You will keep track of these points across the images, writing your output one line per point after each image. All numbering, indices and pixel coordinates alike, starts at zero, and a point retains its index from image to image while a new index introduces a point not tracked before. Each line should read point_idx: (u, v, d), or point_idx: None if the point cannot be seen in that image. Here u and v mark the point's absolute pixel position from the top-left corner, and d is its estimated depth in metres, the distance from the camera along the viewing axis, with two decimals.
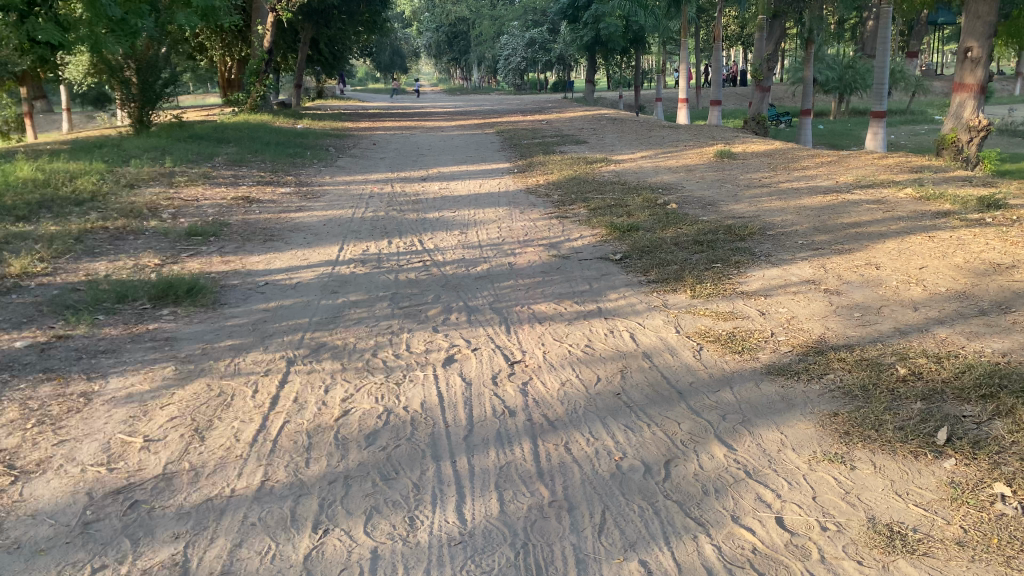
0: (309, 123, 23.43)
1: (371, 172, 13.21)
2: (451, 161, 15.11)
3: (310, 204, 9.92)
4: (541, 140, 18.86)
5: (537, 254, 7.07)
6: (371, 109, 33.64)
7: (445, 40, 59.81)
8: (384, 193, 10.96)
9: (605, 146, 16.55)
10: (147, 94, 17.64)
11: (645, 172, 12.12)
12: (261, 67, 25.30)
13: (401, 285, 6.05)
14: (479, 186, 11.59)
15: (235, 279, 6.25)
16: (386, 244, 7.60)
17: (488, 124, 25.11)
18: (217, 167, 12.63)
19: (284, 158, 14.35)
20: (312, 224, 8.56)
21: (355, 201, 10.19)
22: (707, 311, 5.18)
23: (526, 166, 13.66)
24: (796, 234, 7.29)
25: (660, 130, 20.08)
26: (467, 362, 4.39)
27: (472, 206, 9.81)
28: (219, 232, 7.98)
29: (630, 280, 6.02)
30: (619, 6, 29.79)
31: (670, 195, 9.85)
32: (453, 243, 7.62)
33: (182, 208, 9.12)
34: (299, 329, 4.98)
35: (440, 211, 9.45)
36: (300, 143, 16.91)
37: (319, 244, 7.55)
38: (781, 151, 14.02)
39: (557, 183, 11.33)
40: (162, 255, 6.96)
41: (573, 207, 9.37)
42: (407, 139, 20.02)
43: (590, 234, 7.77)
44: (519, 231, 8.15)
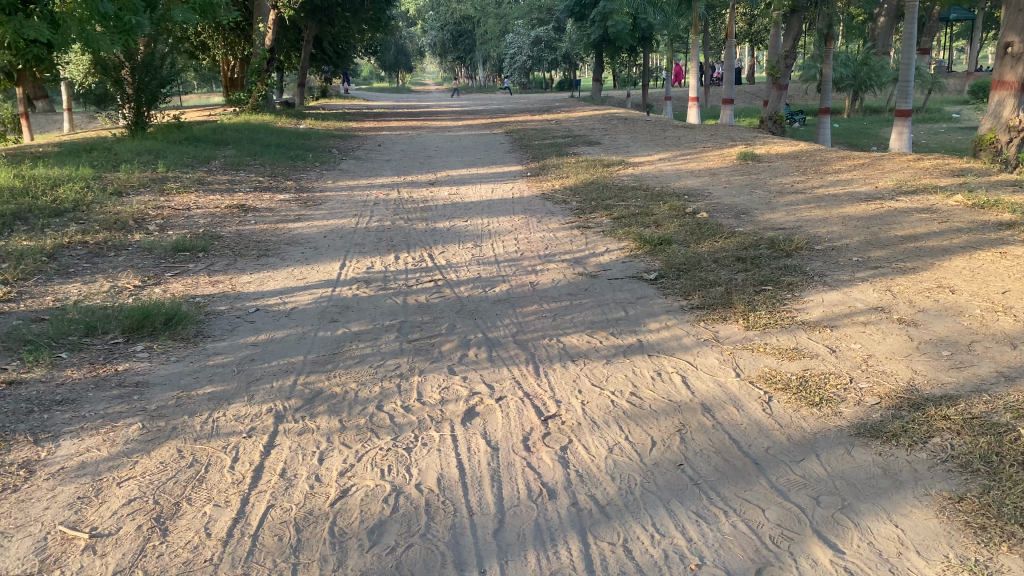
0: (312, 123, 22.73)
1: (376, 176, 12.49)
2: (459, 163, 14.38)
3: (310, 213, 9.19)
4: (552, 140, 18.13)
5: (560, 272, 6.34)
6: (375, 109, 32.92)
7: (449, 38, 59.03)
8: (390, 199, 10.22)
9: (621, 147, 15.80)
10: (142, 93, 16.94)
11: (668, 176, 11.38)
12: (263, 66, 24.62)
13: (410, 312, 5.31)
14: (491, 192, 10.86)
15: (221, 304, 5.53)
16: (392, 259, 6.87)
17: (495, 123, 24.39)
18: (212, 171, 11.93)
19: (284, 161, 13.65)
20: (311, 235, 7.85)
21: (358, 209, 9.47)
22: (767, 347, 4.44)
23: (539, 169, 12.92)
24: (849, 248, 6.54)
25: (675, 130, 19.29)
26: (490, 416, 3.66)
27: (484, 215, 9.08)
28: (209, 246, 7.27)
29: (670, 305, 5.28)
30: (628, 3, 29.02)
31: (698, 201, 9.11)
32: (466, 258, 6.89)
33: (171, 218, 8.42)
34: (291, 370, 4.26)
35: (450, 220, 8.73)
36: (301, 144, 16.21)
37: (318, 260, 6.83)
38: (809, 152, 13.24)
39: (575, 188, 10.59)
40: (143, 274, 6.25)
41: (595, 216, 8.64)
42: (413, 140, 19.28)
43: (617, 247, 7.03)
44: (538, 243, 7.42)
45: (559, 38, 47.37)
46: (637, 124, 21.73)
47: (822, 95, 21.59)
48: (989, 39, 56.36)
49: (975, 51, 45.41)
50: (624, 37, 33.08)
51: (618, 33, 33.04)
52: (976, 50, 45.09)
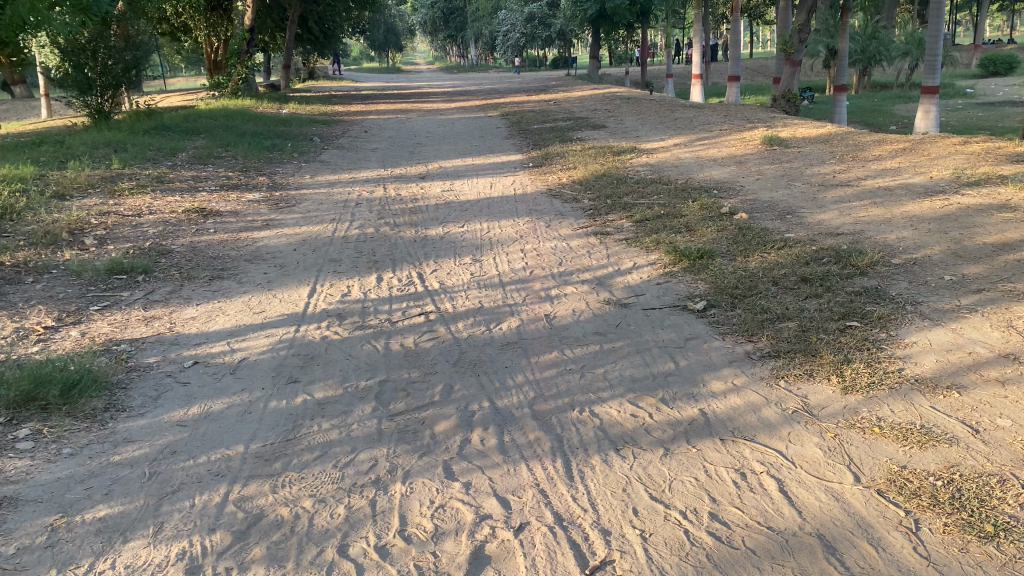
0: (295, 108, 21.35)
1: (360, 169, 11.20)
2: (453, 152, 13.10)
3: (281, 217, 7.94)
4: (552, 124, 16.86)
5: (580, 298, 5.12)
6: (364, 91, 31.50)
7: (440, 16, 57.37)
8: (375, 199, 8.97)
9: (628, 131, 14.54)
10: (106, 78, 15.44)
11: (687, 165, 10.13)
12: (243, 48, 23.16)
13: (395, 365, 4.09)
14: (490, 186, 9.61)
15: (152, 355, 4.29)
16: (375, 282, 5.65)
17: (490, 105, 23.02)
18: (176, 167, 10.66)
19: (259, 153, 12.35)
20: (279, 249, 6.61)
21: (338, 210, 8.24)
22: (883, 427, 3.23)
23: (541, 159, 11.70)
24: (933, 263, 5.32)
25: (683, 111, 17.99)
26: (509, 566, 2.46)
27: (483, 217, 7.84)
28: (153, 265, 6.02)
29: (731, 353, 4.06)
30: None
31: (731, 199, 7.87)
32: (464, 279, 5.67)
33: (116, 228, 7.16)
34: (224, 475, 3.03)
35: (444, 225, 7.50)
36: (281, 133, 14.90)
37: (283, 285, 5.59)
38: (839, 136, 12.01)
39: (585, 182, 9.35)
40: (61, 309, 5.00)
41: (613, 218, 7.42)
42: (403, 125, 17.98)
43: (647, 263, 5.80)
44: (550, 257, 6.19)
45: (552, 14, 45.90)
46: (641, 105, 20.42)
47: (835, 70, 20.16)
48: (994, 14, 54.94)
49: (983, 24, 44.03)
50: (622, 13, 31.67)
51: (616, 8, 31.59)
52: (983, 23, 43.66)
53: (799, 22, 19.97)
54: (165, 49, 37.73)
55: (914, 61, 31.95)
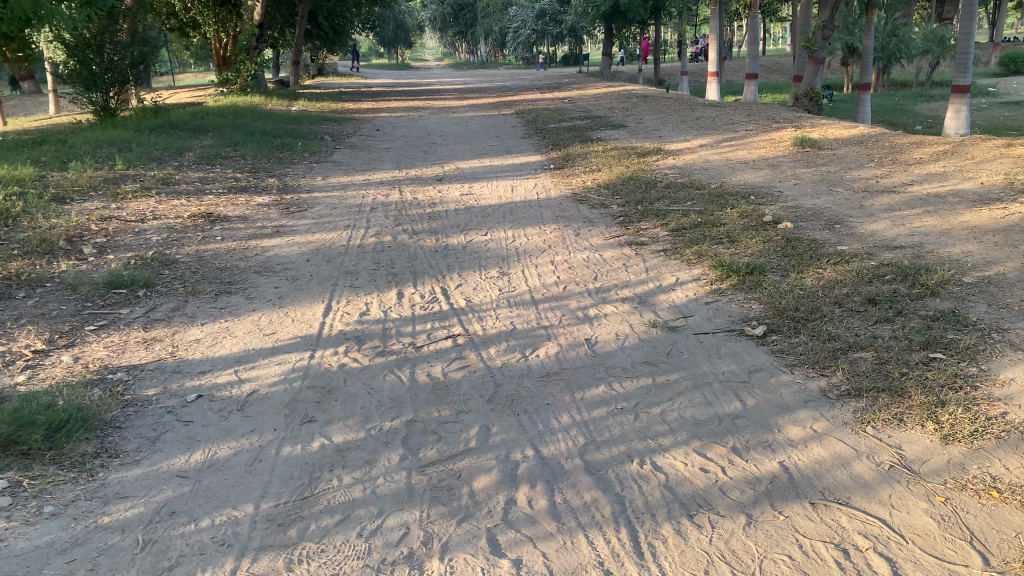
0: (304, 105, 20.90)
1: (373, 170, 10.75)
2: (469, 152, 12.63)
3: (293, 222, 7.49)
4: (570, 123, 16.39)
5: (623, 319, 4.64)
6: (374, 87, 31.07)
7: (450, 12, 56.85)
8: (390, 202, 8.51)
9: (650, 131, 14.05)
10: (112, 74, 14.99)
11: (718, 168, 9.65)
12: (253, 44, 22.73)
13: (423, 401, 3.62)
14: (511, 189, 9.14)
15: (151, 386, 3.84)
16: (395, 298, 5.19)
17: (504, 103, 22.56)
18: (182, 167, 10.22)
19: (269, 152, 11.91)
20: (291, 260, 6.16)
21: (352, 216, 7.78)
22: (1001, 490, 2.75)
23: (562, 160, 11.23)
24: (1011, 281, 4.82)
25: (704, 109, 17.47)
26: None
27: (506, 224, 7.37)
28: (155, 277, 5.57)
29: (804, 392, 3.59)
30: None
31: (771, 206, 7.38)
32: (493, 296, 5.20)
33: (117, 235, 6.72)
34: (230, 546, 2.58)
35: (465, 233, 7.04)
36: (291, 131, 14.46)
37: (296, 301, 5.14)
38: (873, 137, 11.50)
39: (611, 186, 8.87)
40: (53, 329, 4.55)
41: (647, 226, 6.95)
42: (415, 124, 17.52)
43: (692, 279, 5.33)
44: (584, 270, 5.73)
45: (564, 11, 45.35)
46: (659, 103, 19.93)
47: (860, 68, 19.61)
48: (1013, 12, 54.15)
49: (1002, 22, 43.34)
50: (636, 9, 31.17)
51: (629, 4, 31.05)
52: (1003, 21, 42.96)
53: (823, 19, 19.43)
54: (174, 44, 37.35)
55: (935, 60, 31.32)
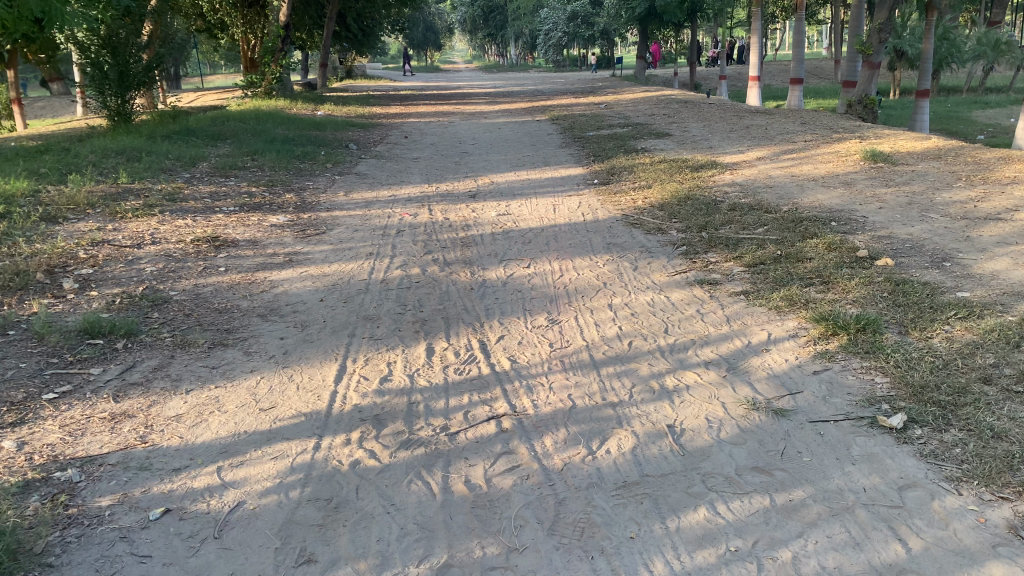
0: (331, 109, 20.17)
1: (401, 184, 9.86)
2: (503, 163, 11.70)
3: (308, 249, 6.60)
4: (609, 130, 15.44)
5: (712, 396, 3.67)
6: (402, 91, 30.35)
7: (480, 15, 56.20)
8: (419, 224, 7.59)
9: (698, 140, 13.06)
10: (127, 81, 14.02)
11: (784, 187, 8.62)
12: (278, 45, 22.01)
13: (461, 528, 2.70)
14: (553, 209, 8.20)
15: (105, 494, 2.93)
16: (424, 354, 4.25)
17: (537, 108, 21.63)
18: (194, 180, 9.40)
19: (289, 163, 11.09)
20: (302, 299, 5.25)
21: (377, 240, 6.89)
22: None
23: (605, 174, 10.29)
24: None
25: (752, 116, 16.40)
26: None
27: (551, 252, 6.43)
28: (140, 323, 4.68)
29: (986, 530, 2.60)
30: None
31: (858, 235, 6.36)
32: (544, 352, 4.25)
33: (107, 263, 5.87)
34: None
35: (505, 264, 6.10)
36: (314, 138, 13.65)
37: (303, 359, 4.23)
38: (951, 151, 10.42)
39: (666, 207, 7.89)
40: (3, 399, 3.67)
41: (717, 260, 5.95)
42: (445, 130, 16.65)
43: (787, 338, 4.34)
44: (651, 319, 4.75)
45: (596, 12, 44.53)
46: (701, 109, 18.89)
47: (919, 73, 18.45)
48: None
49: None
50: (672, 11, 30.08)
51: (666, 7, 29.96)
52: None
53: (879, 20, 18.39)
54: (201, 45, 36.90)
55: (989, 64, 29.83)
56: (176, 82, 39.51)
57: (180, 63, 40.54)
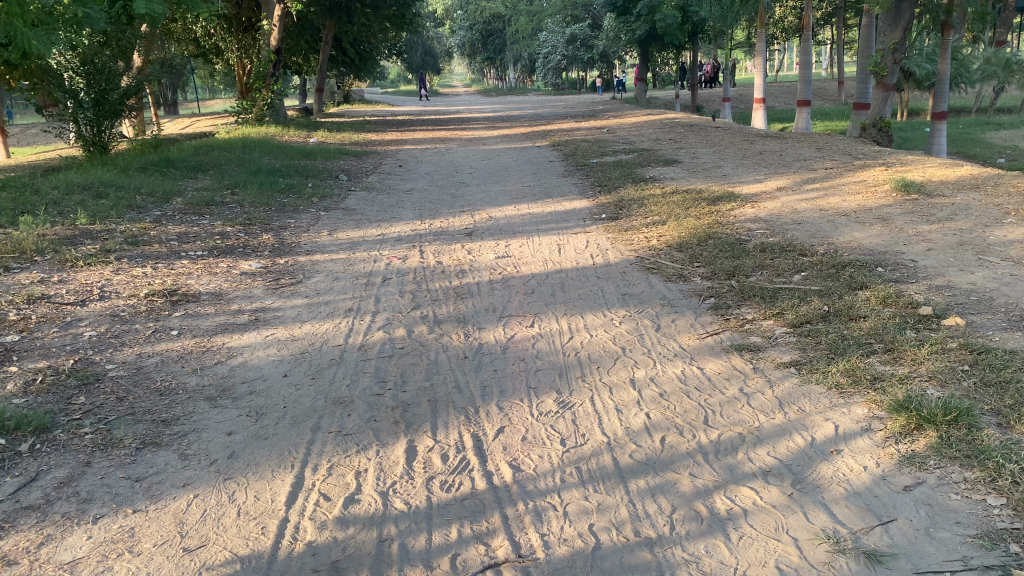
0: (324, 136, 19.46)
1: (390, 220, 9.01)
2: (503, 195, 10.89)
3: (278, 304, 5.74)
4: (614, 156, 14.67)
5: (778, 531, 2.79)
6: (399, 115, 29.68)
7: (479, 39, 56.01)
8: (407, 269, 6.74)
9: (710, 168, 12.27)
10: (102, 107, 13.23)
11: (813, 225, 7.77)
12: (269, 70, 21.31)
13: None
14: (559, 250, 7.34)
15: None
16: (404, 456, 3.39)
17: (537, 133, 20.86)
18: (163, 220, 8.58)
19: (271, 197, 10.26)
20: (262, 374, 4.39)
21: (359, 291, 6.05)
22: None
23: (613, 206, 9.48)
24: None
25: (763, 141, 15.59)
26: None
27: (558, 306, 5.56)
28: (57, 414, 3.82)
29: None
30: None
31: (913, 286, 5.49)
32: (556, 453, 3.38)
33: (38, 326, 5.03)
34: None
35: (505, 322, 5.23)
36: (302, 168, 12.87)
37: (251, 467, 3.36)
38: (989, 180, 9.59)
39: (686, 247, 7.05)
40: None
41: (754, 317, 5.09)
42: (442, 157, 15.84)
43: (859, 434, 3.46)
44: (685, 402, 3.88)
45: (595, 35, 44.21)
46: (710, 134, 18.10)
47: (935, 94, 17.70)
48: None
49: None
50: (674, 32, 29.44)
51: (667, 28, 29.34)
52: None
53: (893, 40, 17.70)
54: (197, 69, 36.36)
55: (999, 84, 29.03)
56: (172, 107, 39.09)
57: (176, 87, 40.02)
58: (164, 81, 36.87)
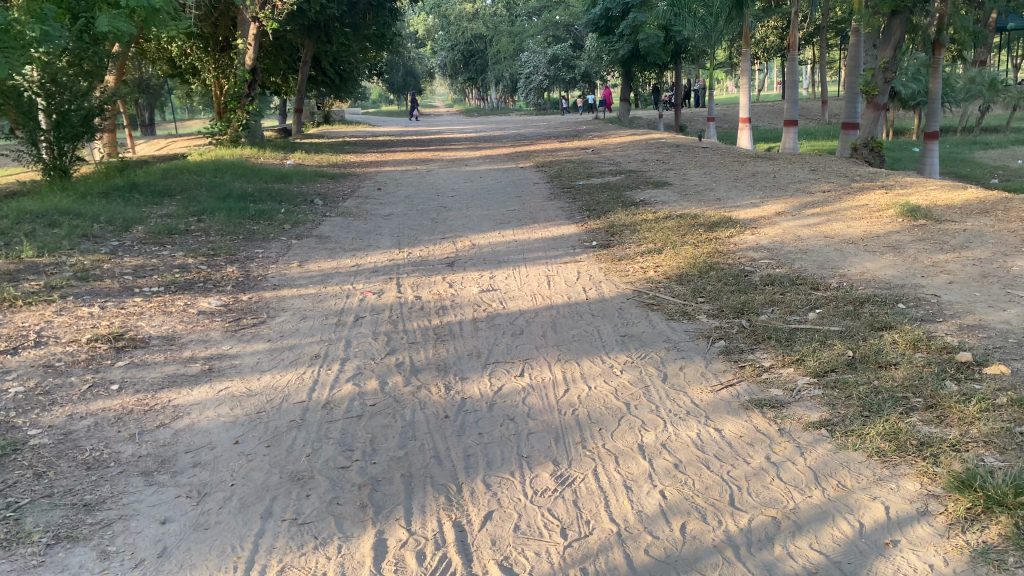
0: (301, 157, 18.87)
1: (366, 249, 8.43)
2: (486, 219, 10.34)
3: (237, 351, 5.13)
4: (601, 179, 14.18)
5: None
6: (381, 136, 29.17)
7: (461, 59, 55.83)
8: (382, 306, 6.15)
9: (702, 191, 11.80)
10: (63, 129, 12.62)
11: (820, 254, 7.27)
12: (245, 91, 20.68)
13: None
14: (548, 282, 6.79)
15: None
16: (372, 556, 2.82)
17: (521, 154, 20.37)
18: (120, 251, 7.95)
19: (240, 224, 9.66)
20: (210, 441, 3.78)
21: (329, 332, 5.46)
22: None
23: (604, 233, 8.95)
24: None
25: (754, 162, 15.17)
26: None
27: (550, 349, 4.99)
28: None
29: None
30: (660, 16, 25.05)
31: (941, 326, 4.97)
32: (555, 550, 2.82)
33: None
34: None
35: (491, 369, 4.66)
36: (276, 193, 12.26)
37: (185, 571, 2.76)
38: (996, 204, 9.17)
39: (686, 279, 6.52)
40: None
41: (770, 365, 4.55)
42: (423, 180, 15.30)
43: (916, 520, 2.91)
44: (705, 476, 3.32)
45: (578, 55, 44.10)
46: (698, 154, 17.68)
47: (926, 113, 17.40)
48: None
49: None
50: (657, 53, 29.12)
51: (650, 48, 29.03)
52: None
53: (884, 59, 17.42)
54: (174, 89, 35.76)
55: (985, 103, 28.89)
56: (149, 128, 38.41)
57: (153, 107, 39.35)
58: (140, 101, 36.23)
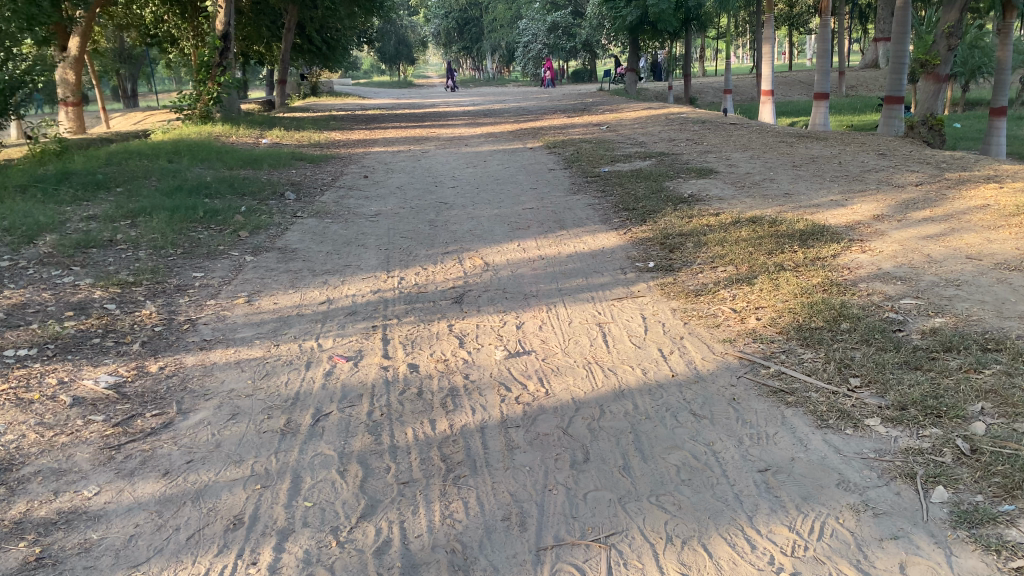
0: (279, 135, 16.60)
1: (345, 271, 6.26)
2: (499, 222, 8.19)
3: (103, 502, 2.97)
4: (628, 163, 12.01)
5: None
6: (370, 110, 26.83)
7: (455, 27, 53.19)
8: (359, 388, 3.99)
9: (760, 182, 9.66)
10: None
11: (981, 288, 5.13)
12: (216, 59, 18.23)
13: None
14: (604, 337, 4.65)
15: None
16: None
17: (526, 131, 18.12)
18: (3, 278, 5.76)
19: (182, 231, 7.46)
20: None
21: (265, 455, 3.29)
22: None
23: (658, 246, 6.81)
24: None
25: (805, 144, 12.98)
26: None
27: (646, 505, 2.86)
28: None
29: None
30: None
31: None
32: None
33: None
34: None
35: (551, 568, 2.54)
36: (239, 183, 10.05)
37: None
38: None
39: (812, 337, 4.38)
40: None
41: None
42: (418, 163, 13.08)
43: None
44: None
45: (579, 23, 41.64)
46: (732, 132, 15.49)
47: (995, 84, 15.18)
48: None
49: None
50: (668, 19, 26.27)
51: (660, 14, 26.24)
52: None
53: (948, 22, 15.26)
54: (151, 59, 33.28)
55: None
56: (130, 100, 35.91)
57: (134, 79, 36.83)
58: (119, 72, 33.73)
